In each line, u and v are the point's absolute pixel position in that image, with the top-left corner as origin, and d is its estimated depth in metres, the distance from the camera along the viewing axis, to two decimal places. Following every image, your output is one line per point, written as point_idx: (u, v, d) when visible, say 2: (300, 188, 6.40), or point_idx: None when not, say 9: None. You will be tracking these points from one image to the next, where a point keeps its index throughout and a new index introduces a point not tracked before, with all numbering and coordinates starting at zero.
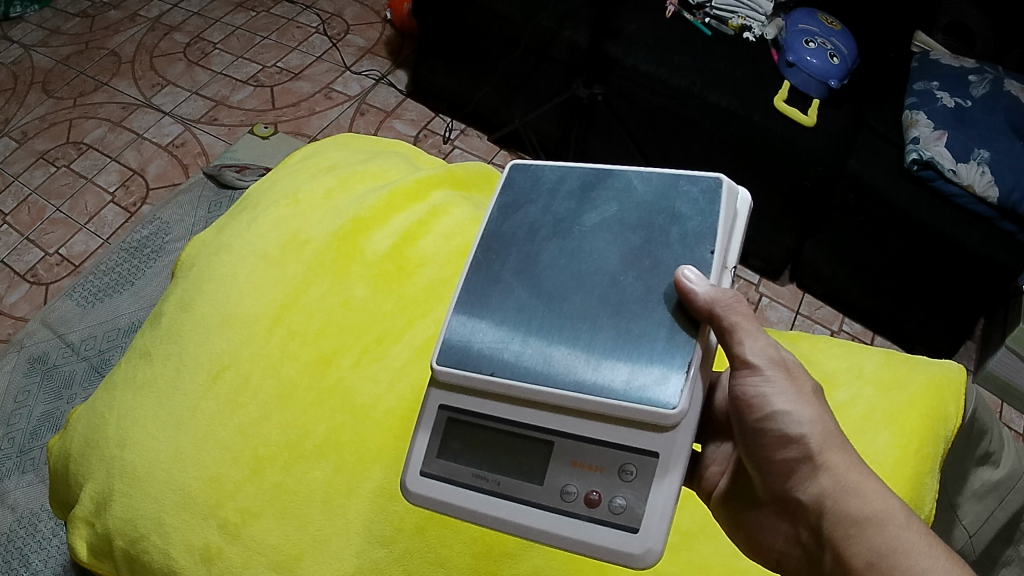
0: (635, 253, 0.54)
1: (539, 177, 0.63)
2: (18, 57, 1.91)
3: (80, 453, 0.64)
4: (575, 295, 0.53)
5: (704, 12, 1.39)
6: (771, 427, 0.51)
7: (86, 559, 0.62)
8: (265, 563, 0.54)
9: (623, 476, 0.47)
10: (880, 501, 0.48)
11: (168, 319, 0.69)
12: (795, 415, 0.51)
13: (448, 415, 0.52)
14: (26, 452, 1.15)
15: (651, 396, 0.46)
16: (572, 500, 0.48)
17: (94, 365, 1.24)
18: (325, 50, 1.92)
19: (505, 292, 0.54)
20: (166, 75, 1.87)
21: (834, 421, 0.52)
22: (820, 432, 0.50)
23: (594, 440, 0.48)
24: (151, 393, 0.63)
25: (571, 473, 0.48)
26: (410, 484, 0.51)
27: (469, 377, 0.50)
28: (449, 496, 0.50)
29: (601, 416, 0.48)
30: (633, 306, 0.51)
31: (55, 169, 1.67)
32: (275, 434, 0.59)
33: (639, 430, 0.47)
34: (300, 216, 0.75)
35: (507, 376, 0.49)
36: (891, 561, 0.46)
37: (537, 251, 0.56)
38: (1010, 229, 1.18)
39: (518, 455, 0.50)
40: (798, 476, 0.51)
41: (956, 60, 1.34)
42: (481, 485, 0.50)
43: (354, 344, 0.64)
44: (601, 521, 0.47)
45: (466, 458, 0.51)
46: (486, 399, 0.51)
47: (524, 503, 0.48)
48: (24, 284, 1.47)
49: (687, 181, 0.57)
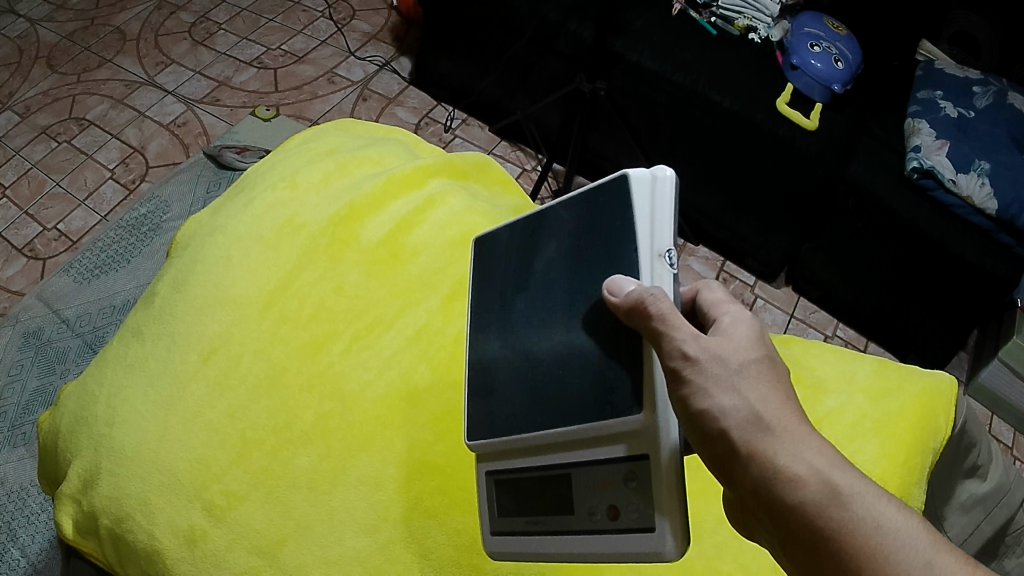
0: (580, 283, 0.53)
1: (493, 240, 0.64)
2: (24, 31, 1.90)
3: (69, 430, 0.64)
4: (547, 336, 0.53)
5: (710, 11, 1.39)
6: (688, 416, 0.46)
7: (71, 535, 0.62)
8: (248, 547, 0.54)
9: (628, 484, 0.46)
10: (815, 482, 0.41)
11: (161, 298, 0.69)
12: (714, 405, 0.44)
13: (493, 476, 0.54)
14: (17, 427, 1.15)
15: (613, 409, 0.45)
16: (601, 518, 0.47)
17: (88, 342, 1.24)
18: (330, 34, 1.91)
19: (492, 358, 0.57)
20: (170, 54, 1.85)
21: (757, 393, 0.45)
22: (741, 416, 0.44)
23: (593, 461, 0.48)
24: (141, 373, 0.63)
25: (593, 496, 0.48)
26: (489, 544, 0.53)
27: (483, 443, 0.53)
28: (516, 546, 0.51)
29: (584, 442, 0.48)
30: (591, 334, 0.50)
31: (56, 144, 1.67)
32: (262, 417, 0.59)
33: (619, 442, 0.46)
34: (297, 200, 0.74)
35: (508, 434, 0.52)
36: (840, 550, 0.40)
37: (510, 301, 0.58)
38: (1007, 241, 1.19)
39: (549, 490, 0.51)
40: (728, 466, 0.45)
41: (960, 70, 1.34)
42: (538, 528, 0.51)
43: (346, 331, 0.64)
44: (627, 530, 0.45)
45: (519, 506, 0.52)
46: (504, 454, 0.53)
47: (567, 535, 0.49)
48: (21, 258, 1.47)
49: (598, 192, 0.55)
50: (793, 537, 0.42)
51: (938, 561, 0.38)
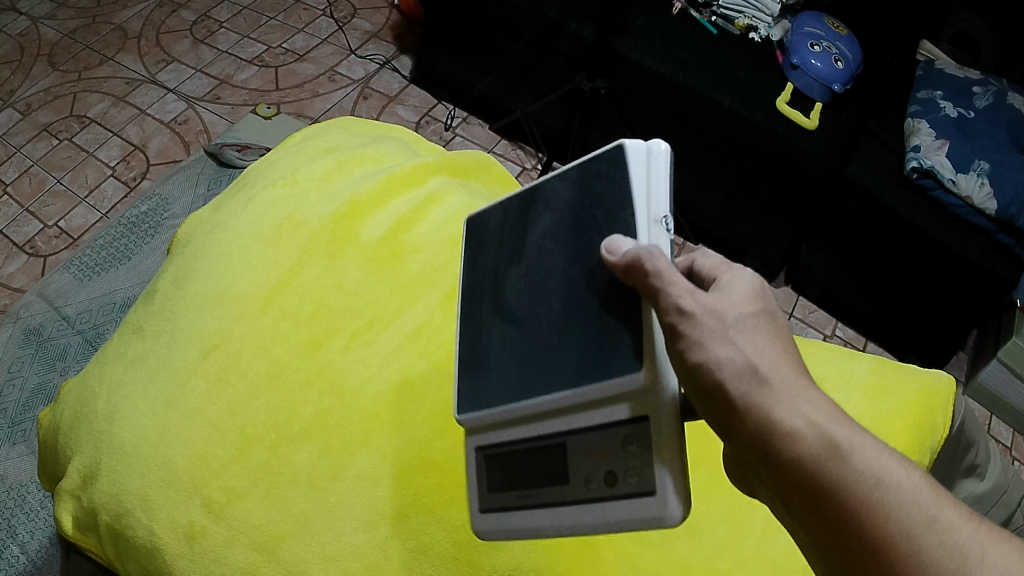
0: (575, 251, 0.53)
1: (485, 215, 0.64)
2: (25, 29, 1.90)
3: (69, 426, 0.64)
4: (541, 305, 0.53)
5: (711, 10, 1.39)
6: (695, 372, 0.43)
7: (71, 532, 0.62)
8: (247, 543, 0.54)
9: (627, 449, 0.45)
10: (814, 436, 0.40)
11: (161, 295, 0.69)
12: (710, 357, 0.42)
13: (483, 452, 0.54)
14: (17, 424, 1.15)
15: (612, 371, 0.44)
16: (598, 487, 0.47)
17: (89, 339, 1.24)
18: (331, 33, 1.91)
19: (484, 330, 0.56)
20: (171, 52, 1.86)
21: (758, 347, 0.43)
22: (737, 367, 0.42)
23: (590, 428, 0.47)
24: (142, 369, 0.63)
25: (590, 464, 0.47)
26: (478, 526, 0.52)
27: (475, 416, 0.53)
28: (504, 522, 0.51)
29: (581, 408, 0.47)
30: (588, 300, 0.50)
31: (57, 141, 1.67)
32: (262, 413, 0.59)
33: (618, 404, 0.45)
34: (296, 198, 0.74)
35: (502, 404, 0.51)
36: (850, 507, 0.38)
37: (503, 270, 0.58)
38: (1007, 241, 1.19)
39: (543, 462, 0.50)
40: (729, 423, 0.43)
41: (961, 70, 1.34)
42: (532, 501, 0.50)
43: (345, 328, 0.64)
44: (625, 496, 0.44)
45: (513, 481, 0.52)
46: (501, 428, 0.53)
47: (564, 506, 0.48)
48: (22, 255, 1.47)
49: (594, 163, 0.55)
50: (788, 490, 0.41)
51: (941, 515, 0.38)
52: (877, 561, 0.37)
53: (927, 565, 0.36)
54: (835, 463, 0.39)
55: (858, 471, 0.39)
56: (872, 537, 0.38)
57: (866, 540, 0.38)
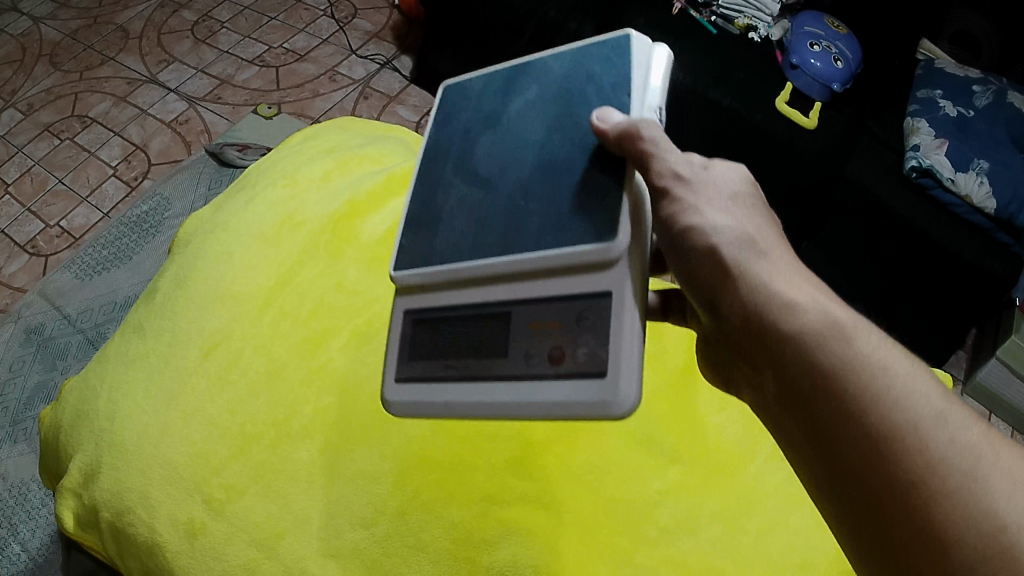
0: (555, 121, 0.54)
1: (466, 91, 0.65)
2: (27, 29, 1.91)
3: (70, 425, 0.64)
4: (509, 170, 0.54)
5: (711, 11, 1.39)
6: (688, 239, 0.45)
7: (72, 529, 0.63)
8: (247, 540, 0.54)
9: (580, 324, 0.46)
10: (817, 311, 0.40)
11: (162, 294, 0.69)
12: (705, 221, 0.44)
13: (414, 318, 0.56)
14: (19, 422, 1.15)
15: (588, 240, 0.46)
16: (536, 363, 0.47)
17: (90, 338, 1.25)
18: (332, 33, 1.91)
19: (448, 191, 0.58)
20: (173, 52, 1.86)
21: (755, 227, 0.45)
22: (733, 235, 0.44)
23: (549, 297, 0.48)
24: (143, 367, 0.64)
25: (533, 338, 0.48)
26: (389, 396, 0.54)
27: (426, 273, 0.54)
28: (417, 393, 0.52)
29: (545, 275, 0.48)
30: (561, 166, 0.51)
31: (58, 141, 1.67)
32: (262, 411, 0.60)
33: (585, 277, 0.47)
34: (297, 197, 0.75)
35: (455, 262, 0.52)
36: (841, 384, 0.37)
37: (472, 143, 0.59)
38: (1005, 241, 1.18)
39: (482, 331, 0.51)
40: (720, 293, 0.43)
41: (961, 69, 1.33)
42: (451, 374, 0.51)
43: (345, 326, 0.64)
44: (567, 374, 0.45)
45: (440, 353, 0.53)
46: (447, 292, 0.54)
47: (495, 377, 0.48)
48: (23, 255, 1.48)
49: (596, 46, 0.57)
50: (779, 367, 0.40)
51: (950, 413, 0.35)
52: (872, 448, 0.35)
53: (925, 451, 0.34)
54: (837, 342, 0.38)
55: (859, 349, 0.38)
56: (869, 421, 0.36)
57: (864, 426, 0.36)
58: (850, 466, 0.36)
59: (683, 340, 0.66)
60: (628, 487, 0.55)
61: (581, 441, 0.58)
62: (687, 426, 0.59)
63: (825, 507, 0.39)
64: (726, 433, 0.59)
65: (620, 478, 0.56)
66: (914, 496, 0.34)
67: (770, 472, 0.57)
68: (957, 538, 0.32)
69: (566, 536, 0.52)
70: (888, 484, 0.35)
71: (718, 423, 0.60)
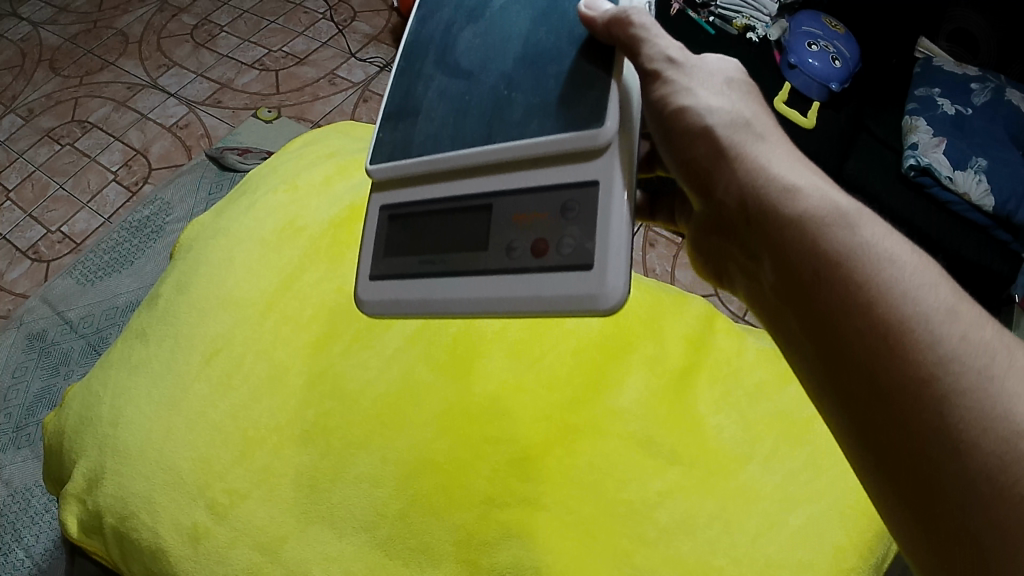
0: (542, 15, 0.54)
1: None
2: (27, 35, 1.92)
3: (74, 431, 0.65)
4: (492, 59, 0.54)
5: (709, 11, 1.42)
6: (683, 120, 0.49)
7: (77, 534, 0.63)
8: (250, 544, 0.55)
9: (566, 214, 0.47)
10: (817, 197, 0.42)
11: (164, 300, 0.70)
12: (700, 104, 0.49)
13: (389, 215, 0.56)
14: (22, 428, 1.16)
15: (578, 127, 0.46)
16: (519, 255, 0.48)
17: (92, 344, 1.25)
18: (331, 36, 1.92)
19: (427, 83, 0.57)
20: (172, 56, 1.87)
21: (747, 113, 0.49)
22: (730, 120, 0.48)
23: (533, 188, 0.49)
24: (145, 373, 0.64)
25: (515, 230, 0.49)
26: (364, 298, 0.55)
27: (403, 167, 0.54)
28: (394, 293, 0.53)
29: (530, 164, 0.49)
30: (548, 54, 0.51)
31: (59, 146, 1.68)
32: (264, 416, 0.60)
33: (575, 166, 0.47)
34: (297, 202, 0.75)
35: (433, 155, 0.52)
36: (843, 267, 0.39)
37: (454, 33, 0.57)
38: (1004, 238, 1.18)
39: (462, 227, 0.52)
40: (718, 176, 0.47)
41: (959, 67, 1.32)
42: (430, 269, 0.52)
43: (347, 331, 0.64)
44: (552, 266, 0.46)
45: (416, 250, 0.54)
46: (425, 187, 0.54)
47: (477, 271, 0.49)
48: (25, 260, 1.49)
49: None
50: (779, 249, 0.42)
51: (961, 310, 0.36)
52: (882, 341, 0.36)
53: (939, 347, 0.35)
54: (841, 229, 0.40)
55: (864, 236, 0.39)
56: (878, 313, 0.36)
57: (873, 319, 0.37)
58: (858, 363, 0.37)
59: (681, 341, 0.66)
60: (628, 488, 0.55)
61: (581, 444, 0.57)
62: (686, 427, 0.59)
63: (824, 408, 0.40)
64: (725, 434, 0.59)
65: (619, 480, 0.55)
66: (926, 393, 0.34)
67: (768, 473, 0.57)
68: (974, 442, 0.32)
69: (567, 537, 0.52)
70: (901, 380, 0.35)
71: (718, 424, 0.60)
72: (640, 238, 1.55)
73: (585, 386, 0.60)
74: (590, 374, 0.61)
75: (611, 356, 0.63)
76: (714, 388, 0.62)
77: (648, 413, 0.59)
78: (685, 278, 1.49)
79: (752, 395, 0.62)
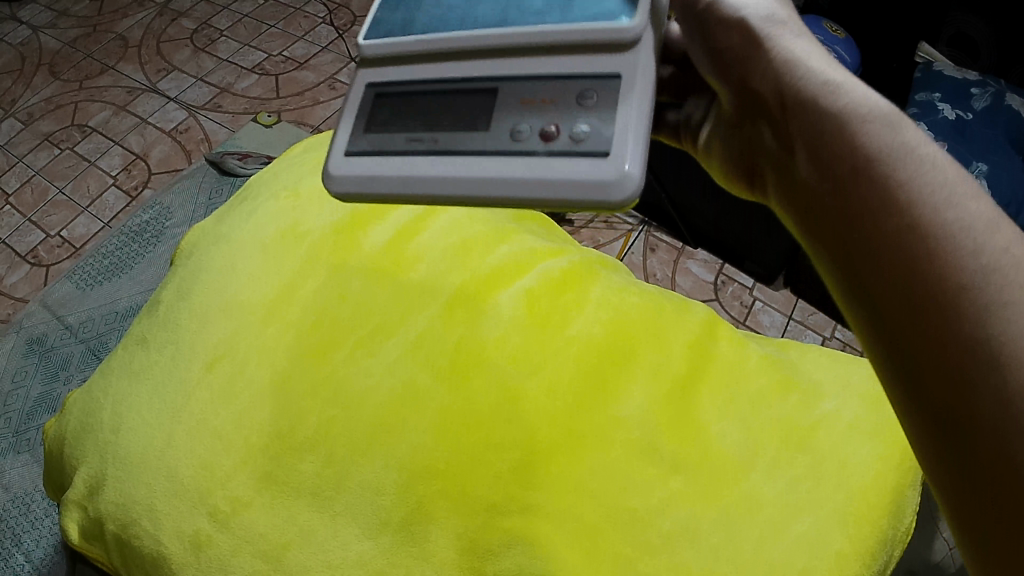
0: None
1: None
2: (27, 39, 1.91)
3: (75, 437, 0.64)
4: None
5: None
6: (730, 24, 0.51)
7: (78, 541, 0.63)
8: (253, 552, 0.55)
9: (581, 102, 0.50)
10: (858, 96, 0.43)
11: (165, 306, 0.69)
12: (744, 7, 0.51)
13: (375, 93, 0.59)
14: (21, 433, 1.15)
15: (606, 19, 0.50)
16: (525, 139, 0.50)
17: (92, 349, 1.25)
18: (331, 40, 1.92)
19: None
20: (172, 61, 1.87)
21: (790, 27, 0.50)
22: (773, 26, 0.50)
23: (546, 76, 0.52)
24: (146, 380, 0.64)
25: (521, 110, 0.52)
26: (332, 170, 0.56)
27: (397, 45, 0.57)
28: (364, 166, 0.55)
29: (550, 51, 0.52)
30: None
31: (58, 151, 1.68)
32: (267, 424, 0.59)
33: (598, 56, 0.50)
34: (299, 207, 0.75)
35: (432, 34, 0.55)
36: (884, 161, 0.40)
37: None
38: None
39: (454, 110, 0.54)
40: (762, 79, 0.48)
41: (960, 71, 1.34)
42: (415, 146, 0.54)
43: (349, 337, 0.64)
44: (561, 151, 0.48)
45: (399, 127, 0.56)
46: (414, 66, 0.57)
47: (481, 150, 0.51)
48: (25, 265, 1.48)
49: None
50: (819, 142, 0.43)
51: (1002, 223, 0.37)
52: (917, 237, 0.37)
53: (978, 254, 0.35)
54: (885, 125, 0.41)
55: (905, 135, 0.40)
56: (916, 210, 0.37)
57: (913, 221, 0.37)
58: (890, 260, 0.37)
59: (682, 347, 0.65)
60: (631, 497, 0.55)
61: (584, 452, 0.56)
62: (689, 435, 0.59)
63: (851, 309, 0.40)
64: (728, 442, 0.59)
65: (621, 488, 0.55)
66: (950, 274, 0.35)
67: (770, 481, 0.57)
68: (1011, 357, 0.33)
69: (568, 546, 0.52)
70: (926, 254, 0.36)
71: (721, 432, 0.59)
72: (641, 244, 1.56)
73: (588, 394, 0.60)
74: (594, 383, 0.61)
75: (613, 364, 0.62)
76: (717, 394, 0.62)
77: (650, 423, 0.59)
78: (685, 284, 1.51)
79: (755, 401, 0.62)
